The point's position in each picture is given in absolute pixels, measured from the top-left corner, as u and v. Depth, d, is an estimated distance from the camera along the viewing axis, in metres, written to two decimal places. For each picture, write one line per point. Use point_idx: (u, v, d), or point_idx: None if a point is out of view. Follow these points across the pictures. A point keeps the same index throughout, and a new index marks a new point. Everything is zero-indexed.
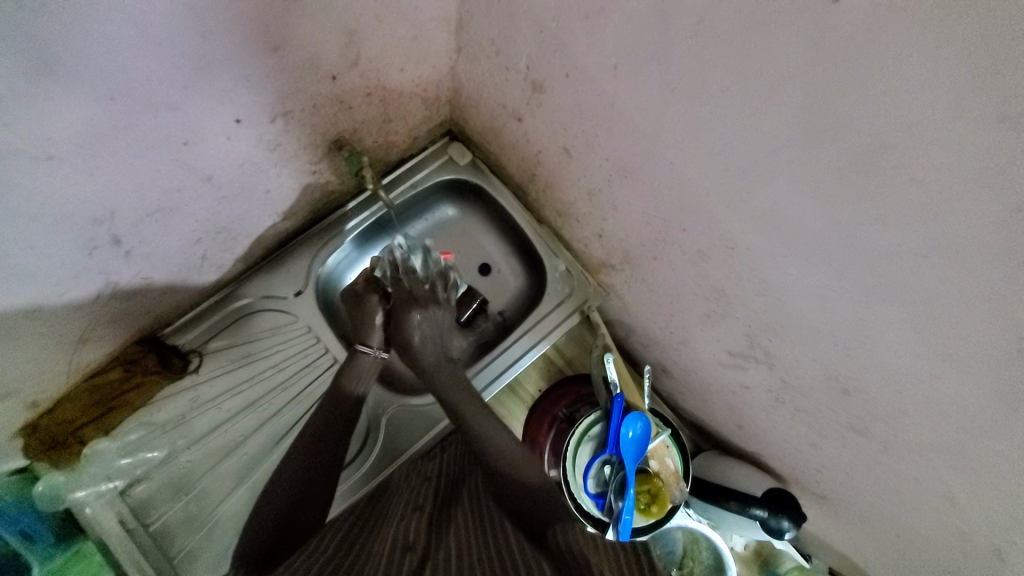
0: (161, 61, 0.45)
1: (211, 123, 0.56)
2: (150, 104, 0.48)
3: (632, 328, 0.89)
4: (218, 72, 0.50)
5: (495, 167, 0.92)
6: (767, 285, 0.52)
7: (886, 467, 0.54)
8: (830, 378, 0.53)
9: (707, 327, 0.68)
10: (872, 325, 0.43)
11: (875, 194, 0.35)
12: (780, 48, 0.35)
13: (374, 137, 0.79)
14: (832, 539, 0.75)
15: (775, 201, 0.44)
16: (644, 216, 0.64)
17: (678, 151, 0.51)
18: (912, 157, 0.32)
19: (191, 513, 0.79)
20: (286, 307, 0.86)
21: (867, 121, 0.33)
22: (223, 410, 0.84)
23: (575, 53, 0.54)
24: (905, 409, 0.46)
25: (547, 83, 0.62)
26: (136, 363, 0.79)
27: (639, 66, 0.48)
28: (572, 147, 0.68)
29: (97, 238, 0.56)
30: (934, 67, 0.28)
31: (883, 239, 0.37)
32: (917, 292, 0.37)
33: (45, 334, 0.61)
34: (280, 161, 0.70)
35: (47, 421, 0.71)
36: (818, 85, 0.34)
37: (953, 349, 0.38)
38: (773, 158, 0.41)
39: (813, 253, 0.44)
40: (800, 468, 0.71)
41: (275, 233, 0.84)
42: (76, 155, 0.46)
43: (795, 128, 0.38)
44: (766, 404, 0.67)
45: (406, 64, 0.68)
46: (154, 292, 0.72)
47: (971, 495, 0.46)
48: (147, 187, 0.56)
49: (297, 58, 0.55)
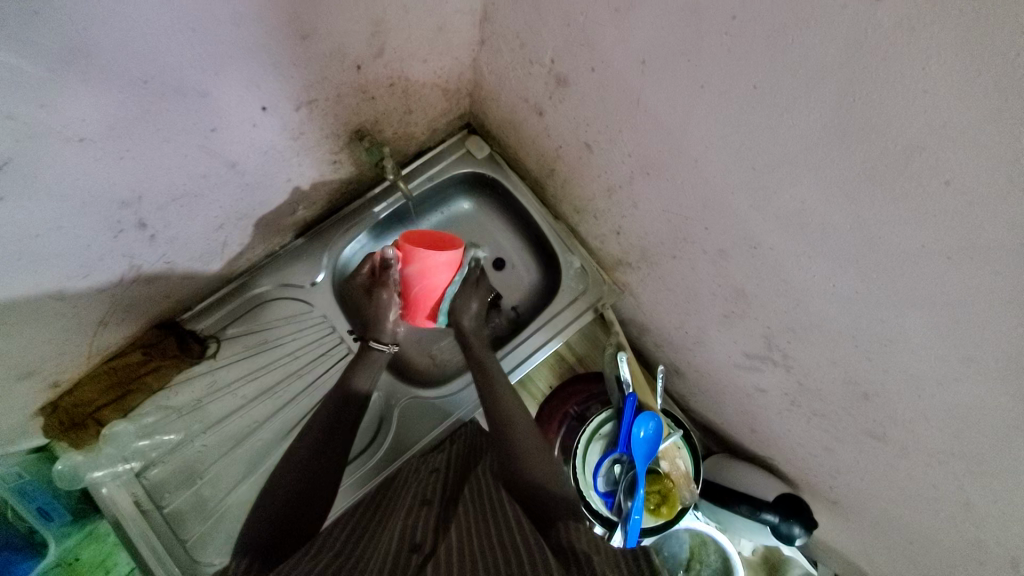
0: (191, 47, 0.45)
1: (237, 110, 0.56)
2: (179, 90, 0.48)
3: (645, 327, 0.88)
4: (247, 59, 0.50)
5: (513, 162, 0.92)
6: (789, 286, 0.51)
7: (904, 474, 0.53)
8: (850, 382, 0.52)
9: (724, 327, 0.67)
10: (898, 329, 0.43)
11: (909, 196, 0.35)
12: (817, 44, 0.35)
13: (394, 129, 0.79)
14: (843, 546, 0.75)
15: (802, 201, 0.43)
16: (664, 214, 0.63)
17: (704, 148, 0.50)
18: (951, 158, 0.31)
19: (203, 498, 0.80)
20: (303, 295, 0.87)
21: (905, 120, 0.32)
22: (238, 396, 0.84)
23: (601, 48, 0.54)
24: (928, 416, 0.45)
25: (571, 77, 0.62)
26: (155, 347, 0.78)
27: (668, 61, 0.47)
28: (593, 143, 0.67)
29: (123, 222, 0.57)
30: (979, 66, 0.28)
31: (914, 241, 0.36)
32: (947, 297, 0.37)
33: (69, 314, 0.62)
34: (301, 150, 0.70)
35: (66, 402, 0.72)
36: (855, 83, 0.34)
37: (983, 356, 0.37)
38: (803, 157, 0.41)
39: (840, 254, 0.43)
40: (813, 474, 0.70)
41: (293, 222, 0.84)
42: (106, 138, 0.47)
43: (828, 126, 0.37)
44: (781, 407, 0.66)
45: (429, 56, 0.68)
46: (175, 277, 0.73)
47: (993, 505, 0.45)
48: (172, 172, 0.57)
49: (323, 48, 0.55)
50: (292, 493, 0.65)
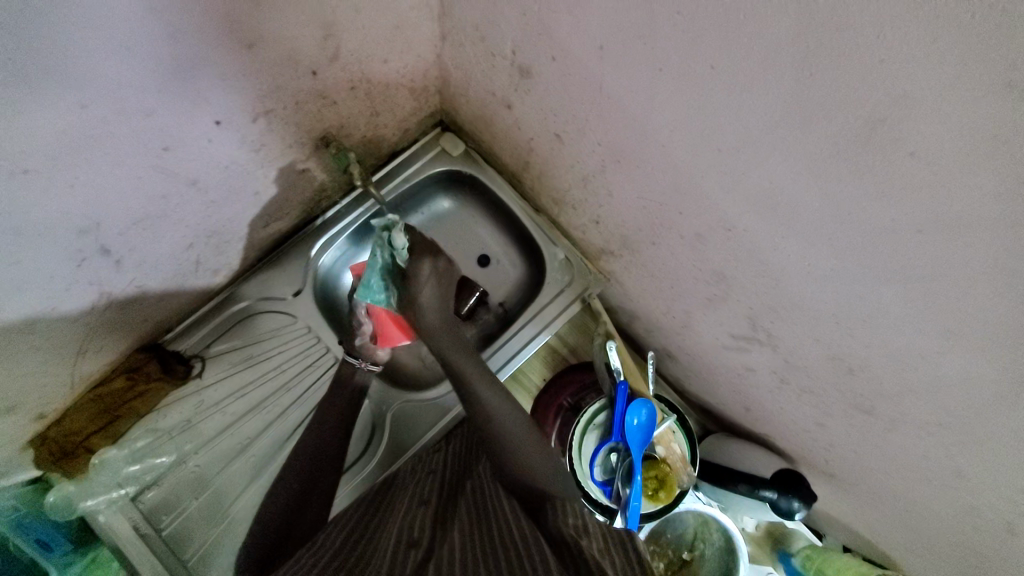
0: (129, 67, 0.43)
1: (191, 126, 0.54)
2: (123, 111, 0.47)
3: (633, 313, 0.88)
4: (193, 73, 0.49)
5: (489, 156, 0.91)
6: (768, 266, 0.50)
7: (895, 445, 0.53)
8: (835, 358, 0.52)
9: (709, 310, 0.67)
10: (876, 304, 0.42)
11: (876, 169, 0.34)
12: (769, 20, 0.33)
13: (362, 133, 0.78)
14: (843, 517, 0.75)
15: (773, 180, 0.42)
16: (639, 200, 0.62)
17: (670, 132, 0.49)
18: (911, 130, 0.30)
19: (205, 515, 0.80)
20: (285, 307, 0.86)
21: (866, 95, 0.31)
22: (228, 413, 0.84)
23: (559, 35, 0.52)
24: (913, 388, 0.45)
25: (533, 67, 0.60)
26: (140, 372, 0.77)
27: (627, 46, 0.46)
28: (563, 133, 0.66)
29: (85, 250, 0.56)
30: (934, 32, 0.27)
31: (886, 215, 0.35)
32: (919, 270, 0.36)
33: (44, 347, 0.61)
34: (266, 162, 0.69)
35: (55, 432, 0.72)
36: (812, 59, 0.32)
37: (958, 326, 0.37)
38: (768, 137, 0.40)
39: (818, 233, 0.42)
40: (808, 448, 0.70)
41: (268, 234, 0.83)
42: (54, 167, 0.45)
43: (788, 104, 0.36)
44: (772, 386, 0.66)
45: (389, 55, 0.67)
46: (150, 301, 0.72)
47: (982, 472, 0.45)
48: (131, 195, 0.55)
49: (275, 54, 0.54)
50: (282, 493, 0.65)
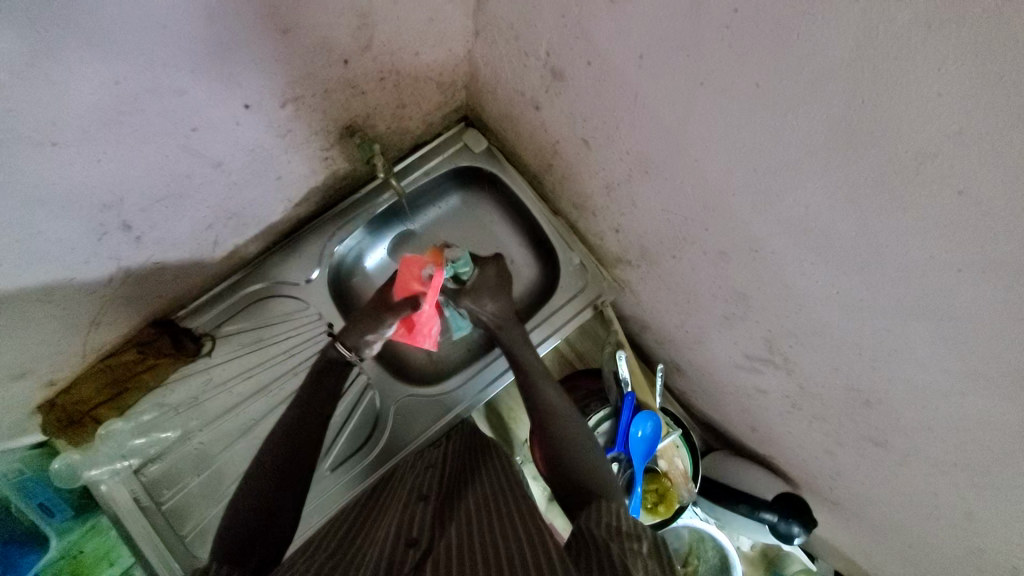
0: (164, 46, 0.43)
1: (221, 107, 0.54)
2: (154, 89, 0.46)
3: (645, 324, 0.87)
4: (227, 55, 0.49)
5: (511, 155, 0.90)
6: (792, 290, 0.50)
7: (905, 481, 0.52)
8: (852, 389, 0.51)
9: (725, 329, 0.66)
10: (902, 339, 0.41)
11: (919, 204, 0.33)
12: (823, 43, 0.32)
13: (387, 123, 0.77)
14: (842, 545, 0.74)
15: (807, 205, 0.41)
16: (664, 212, 0.61)
17: (704, 148, 0.48)
18: (962, 167, 0.29)
19: (206, 491, 0.80)
20: (297, 293, 0.86)
21: (917, 127, 0.30)
22: (234, 393, 0.83)
23: (598, 41, 0.51)
24: (931, 426, 0.44)
25: (567, 70, 0.60)
26: (151, 346, 0.77)
27: (668, 56, 0.45)
28: (591, 139, 0.65)
29: (107, 225, 0.56)
30: (999, 70, 0.26)
31: (924, 251, 0.34)
32: (953, 310, 0.35)
33: (59, 317, 0.61)
34: (290, 147, 0.69)
35: (64, 400, 0.73)
36: (863, 85, 0.31)
37: (985, 368, 0.36)
38: (807, 161, 0.39)
39: (847, 263, 0.41)
40: (813, 474, 0.69)
41: (286, 218, 0.83)
42: (83, 142, 0.45)
43: (833, 129, 0.35)
44: (782, 409, 0.65)
45: (421, 48, 0.66)
46: (166, 277, 0.72)
47: (995, 516, 0.44)
48: (155, 173, 0.55)
49: (309, 41, 0.53)
50: (274, 475, 0.64)
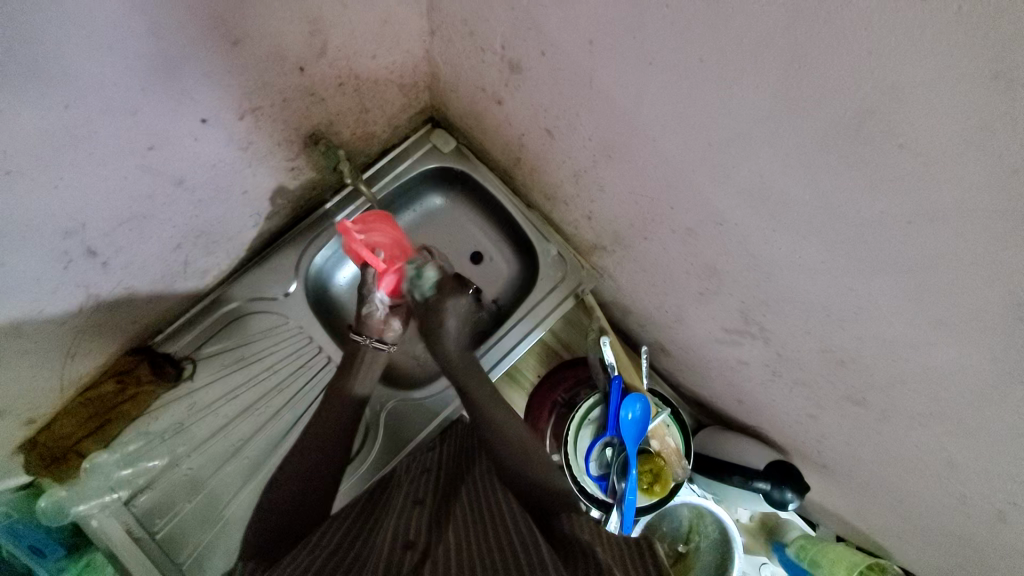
0: (112, 64, 0.42)
1: (177, 124, 0.54)
2: (107, 109, 0.46)
3: (626, 308, 0.88)
4: (178, 70, 0.48)
5: (480, 152, 0.90)
6: (758, 259, 0.51)
7: (886, 435, 0.53)
8: (826, 350, 0.52)
9: (702, 305, 0.67)
10: (866, 296, 0.42)
11: (865, 161, 0.34)
12: (758, 11, 0.33)
13: (351, 129, 0.77)
14: (835, 506, 0.76)
15: (763, 173, 0.42)
16: (631, 195, 0.62)
17: (660, 127, 0.49)
18: (903, 121, 0.30)
19: (200, 515, 0.79)
20: (276, 307, 0.85)
21: (853, 86, 0.31)
22: (220, 415, 0.83)
23: (549, 30, 0.52)
24: (902, 378, 0.46)
25: (523, 62, 0.60)
26: (129, 375, 0.76)
27: (616, 39, 0.45)
28: (553, 128, 0.66)
29: (70, 252, 0.55)
30: (923, 22, 0.27)
31: (874, 206, 0.35)
32: (909, 261, 0.36)
33: (31, 350, 0.60)
34: (254, 160, 0.68)
35: (44, 437, 0.72)
36: (799, 49, 0.33)
37: (945, 315, 0.37)
38: (758, 130, 0.40)
39: (806, 226, 0.42)
40: (800, 439, 0.70)
41: (258, 233, 0.82)
42: (37, 168, 0.45)
43: (776, 96, 0.36)
44: (764, 378, 0.66)
45: (377, 51, 0.66)
46: (139, 303, 0.71)
47: (970, 459, 0.46)
48: (116, 195, 0.54)
49: (260, 50, 0.53)
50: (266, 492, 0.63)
